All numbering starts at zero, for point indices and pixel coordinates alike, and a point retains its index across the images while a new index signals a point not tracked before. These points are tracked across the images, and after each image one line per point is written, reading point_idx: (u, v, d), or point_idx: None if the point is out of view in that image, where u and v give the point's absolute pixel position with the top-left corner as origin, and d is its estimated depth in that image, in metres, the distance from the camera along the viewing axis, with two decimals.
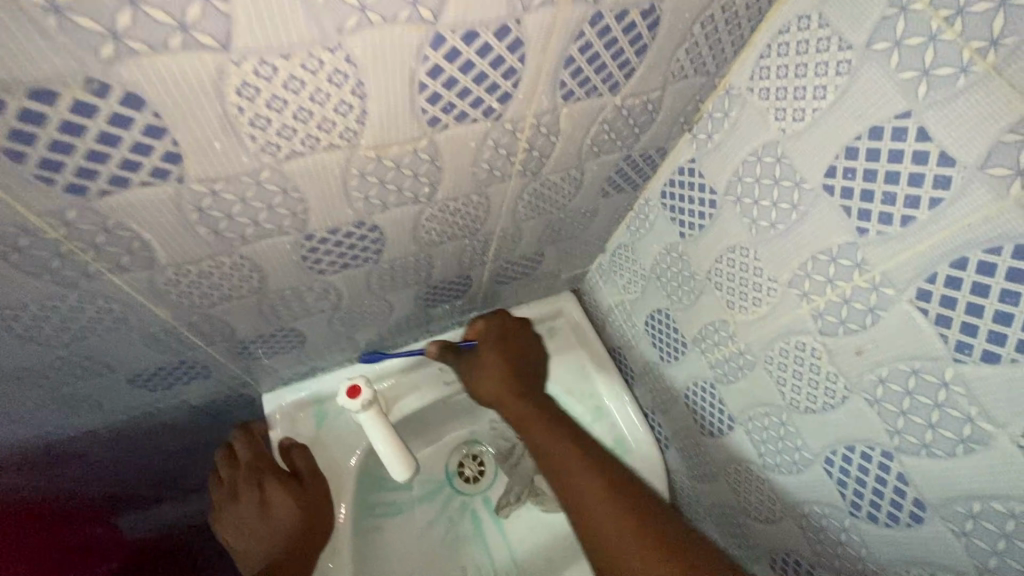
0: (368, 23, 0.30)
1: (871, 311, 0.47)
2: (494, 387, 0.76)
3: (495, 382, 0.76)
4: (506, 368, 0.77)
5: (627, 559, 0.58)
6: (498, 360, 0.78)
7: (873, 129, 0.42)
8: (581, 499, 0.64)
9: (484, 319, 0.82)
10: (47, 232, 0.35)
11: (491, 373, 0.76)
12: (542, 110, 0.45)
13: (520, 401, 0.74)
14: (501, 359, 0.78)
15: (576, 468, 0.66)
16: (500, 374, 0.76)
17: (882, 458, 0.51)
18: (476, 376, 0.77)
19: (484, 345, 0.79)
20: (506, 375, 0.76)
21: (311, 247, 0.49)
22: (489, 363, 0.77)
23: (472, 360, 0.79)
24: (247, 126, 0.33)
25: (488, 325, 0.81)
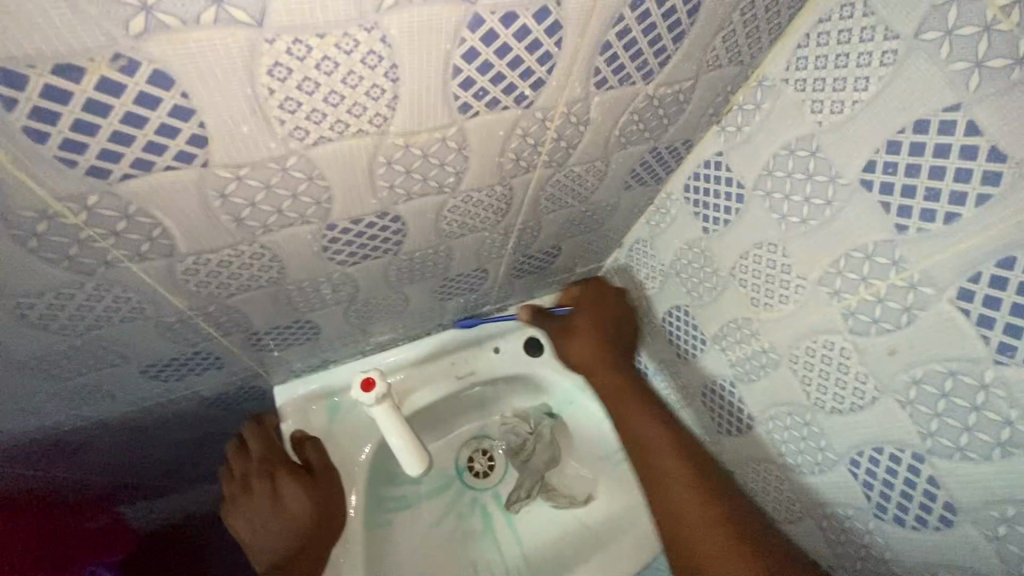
0: (406, 1, 0.29)
1: (907, 310, 0.45)
2: (588, 353, 0.81)
3: (596, 350, 0.81)
4: (608, 339, 0.82)
5: (687, 501, 0.66)
6: (587, 326, 0.82)
7: (919, 122, 0.40)
8: (647, 449, 0.72)
9: (563, 285, 0.88)
10: (66, 217, 0.34)
11: (592, 338, 0.81)
12: (573, 99, 0.44)
13: (614, 369, 0.80)
14: (598, 327, 0.82)
15: (651, 427, 0.73)
16: (592, 340, 0.81)
17: (913, 460, 0.49)
18: (575, 341, 0.82)
19: (584, 311, 0.84)
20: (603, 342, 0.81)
21: (332, 237, 0.48)
22: (592, 330, 0.82)
23: (566, 326, 0.84)
24: (276, 109, 0.32)
25: (585, 291, 0.87)
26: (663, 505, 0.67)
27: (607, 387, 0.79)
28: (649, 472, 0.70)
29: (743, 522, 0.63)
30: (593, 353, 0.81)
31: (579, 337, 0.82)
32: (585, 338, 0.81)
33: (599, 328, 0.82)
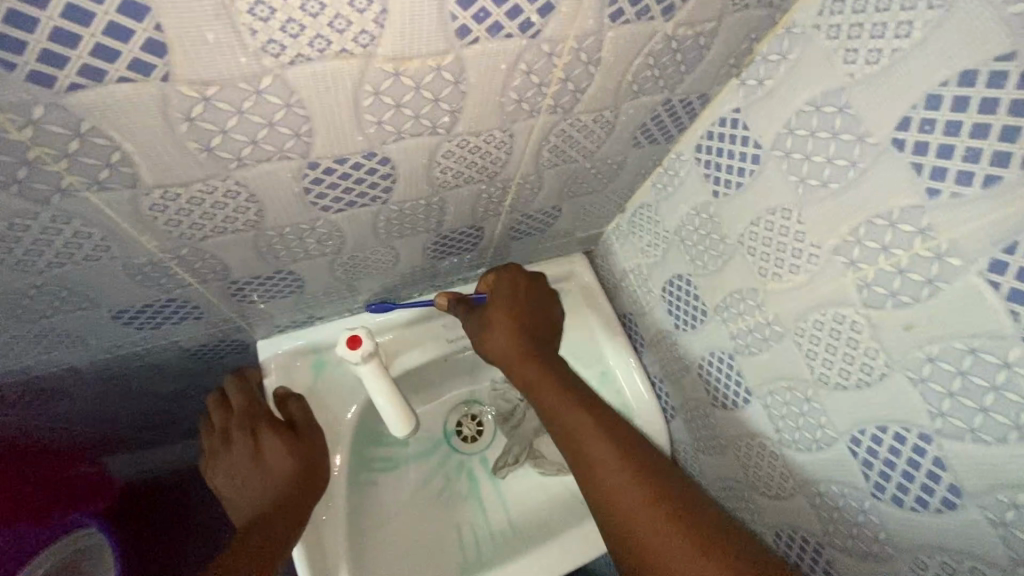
0: None
1: (929, 283, 0.42)
2: (506, 350, 0.73)
3: (513, 344, 0.73)
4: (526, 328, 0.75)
5: (628, 505, 0.58)
6: (501, 318, 0.74)
7: (965, 73, 0.37)
8: (579, 448, 0.64)
9: (495, 270, 0.79)
10: (10, 132, 0.30)
11: (510, 332, 0.73)
12: (585, 32, 0.39)
13: (532, 364, 0.72)
14: (512, 316, 0.74)
15: (581, 420, 0.66)
16: (506, 333, 0.73)
17: (919, 441, 0.47)
18: (489, 330, 0.74)
19: (496, 302, 0.75)
20: (518, 339, 0.73)
21: (316, 179, 0.44)
22: (503, 324, 0.74)
23: (480, 318, 0.76)
24: (246, 13, 0.28)
25: (500, 279, 0.77)
26: (598, 502, 0.61)
27: (529, 385, 0.71)
28: (587, 486, 0.62)
29: (705, 525, 0.55)
30: (508, 347, 0.73)
31: (488, 333, 0.74)
32: (495, 334, 0.73)
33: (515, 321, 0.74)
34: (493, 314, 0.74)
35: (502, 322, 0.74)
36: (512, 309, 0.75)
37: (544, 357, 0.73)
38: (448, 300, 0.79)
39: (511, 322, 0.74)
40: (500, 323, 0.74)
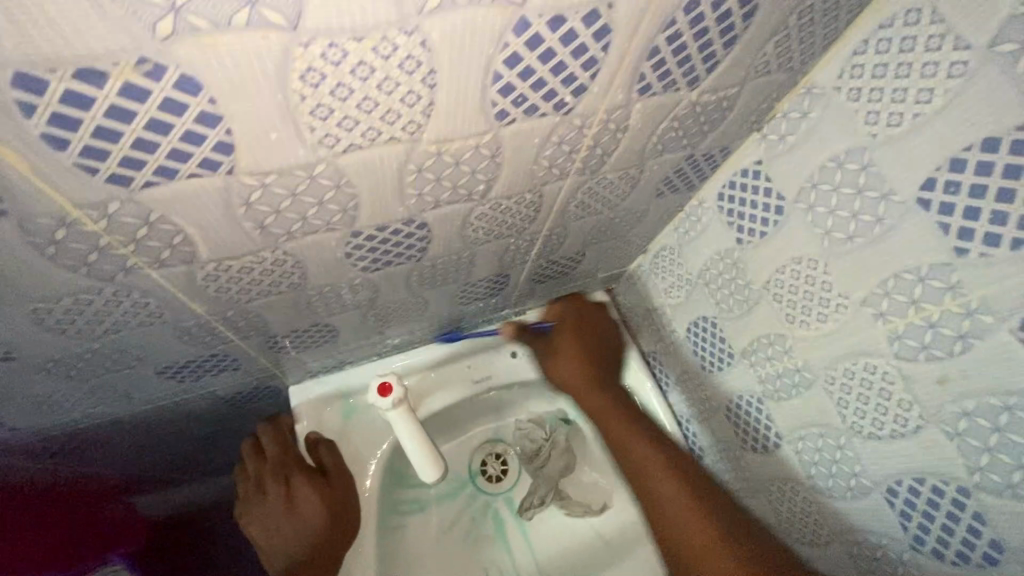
0: (450, 3, 0.27)
1: (962, 339, 0.43)
2: (572, 378, 0.79)
3: (580, 373, 0.79)
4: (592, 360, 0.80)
5: (683, 527, 0.63)
6: (569, 349, 0.80)
7: (988, 140, 0.38)
8: (632, 456, 0.71)
9: (563, 300, 0.86)
10: (86, 224, 0.32)
11: (579, 360, 0.79)
12: (614, 106, 0.41)
13: (599, 393, 0.77)
14: (576, 343, 0.81)
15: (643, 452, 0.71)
16: (581, 366, 0.79)
17: (958, 494, 0.47)
18: (558, 359, 0.80)
19: (569, 332, 0.82)
20: (589, 365, 0.79)
21: (357, 244, 0.46)
22: (568, 353, 0.80)
23: (550, 348, 0.82)
24: (307, 115, 0.30)
25: (565, 310, 0.85)
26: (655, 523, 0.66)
27: (584, 402, 0.78)
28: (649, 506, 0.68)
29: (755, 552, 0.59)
30: (574, 375, 0.79)
31: (558, 361, 0.80)
32: (569, 363, 0.79)
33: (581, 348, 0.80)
34: (562, 347, 0.81)
35: (572, 348, 0.80)
36: (579, 339, 0.82)
37: (608, 381, 0.79)
38: (513, 330, 0.85)
39: (575, 349, 0.80)
40: (569, 352, 0.80)
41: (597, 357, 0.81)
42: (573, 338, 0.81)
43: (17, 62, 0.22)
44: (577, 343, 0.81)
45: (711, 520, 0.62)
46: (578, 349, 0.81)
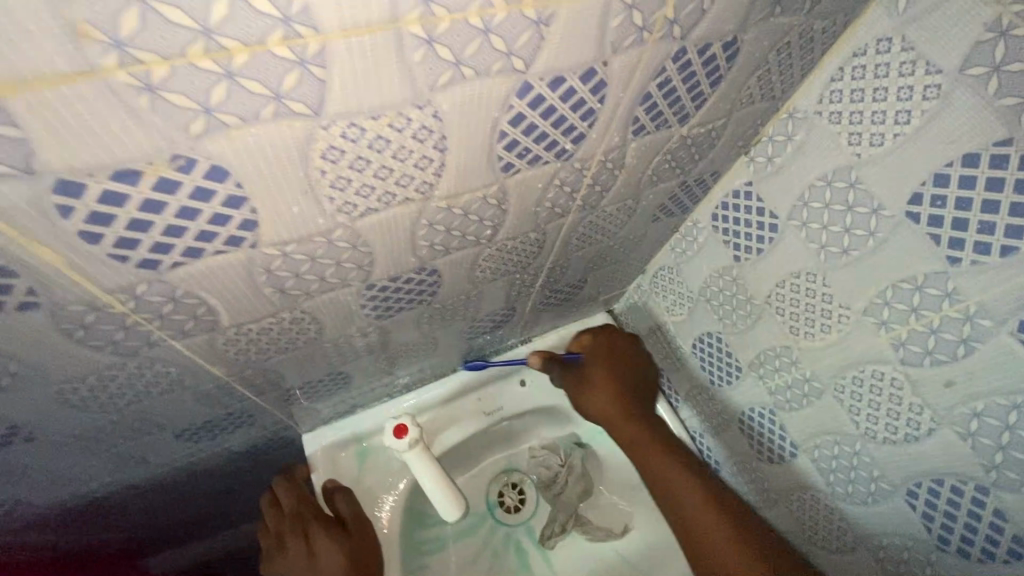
0: (460, 78, 0.28)
1: (963, 342, 0.44)
2: (609, 408, 0.74)
3: (614, 402, 0.74)
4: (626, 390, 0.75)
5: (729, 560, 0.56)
6: (603, 379, 0.76)
7: (967, 156, 0.40)
8: (665, 480, 0.66)
9: (591, 333, 0.84)
10: (114, 306, 0.33)
11: (610, 388, 0.75)
12: (611, 147, 0.43)
13: (633, 424, 0.72)
14: (614, 375, 0.77)
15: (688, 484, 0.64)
16: (609, 390, 0.75)
17: (977, 493, 0.48)
18: (597, 386, 0.76)
19: (601, 362, 0.79)
20: (620, 392, 0.75)
21: (371, 295, 0.47)
22: (609, 382, 0.76)
23: (581, 378, 0.79)
24: (327, 187, 0.31)
25: (596, 340, 0.82)
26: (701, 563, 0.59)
27: (619, 429, 0.73)
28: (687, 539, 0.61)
29: None
30: (613, 406, 0.74)
31: (595, 391, 0.76)
32: (597, 393, 0.75)
33: (616, 377, 0.76)
34: (592, 376, 0.77)
35: (612, 378, 0.76)
36: (612, 364, 0.78)
37: (642, 414, 0.74)
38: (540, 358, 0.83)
39: (610, 377, 0.76)
40: (603, 383, 0.76)
41: (621, 375, 0.77)
42: (597, 368, 0.78)
43: (58, 170, 0.23)
44: (619, 376, 0.77)
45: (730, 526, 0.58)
46: (613, 377, 0.77)
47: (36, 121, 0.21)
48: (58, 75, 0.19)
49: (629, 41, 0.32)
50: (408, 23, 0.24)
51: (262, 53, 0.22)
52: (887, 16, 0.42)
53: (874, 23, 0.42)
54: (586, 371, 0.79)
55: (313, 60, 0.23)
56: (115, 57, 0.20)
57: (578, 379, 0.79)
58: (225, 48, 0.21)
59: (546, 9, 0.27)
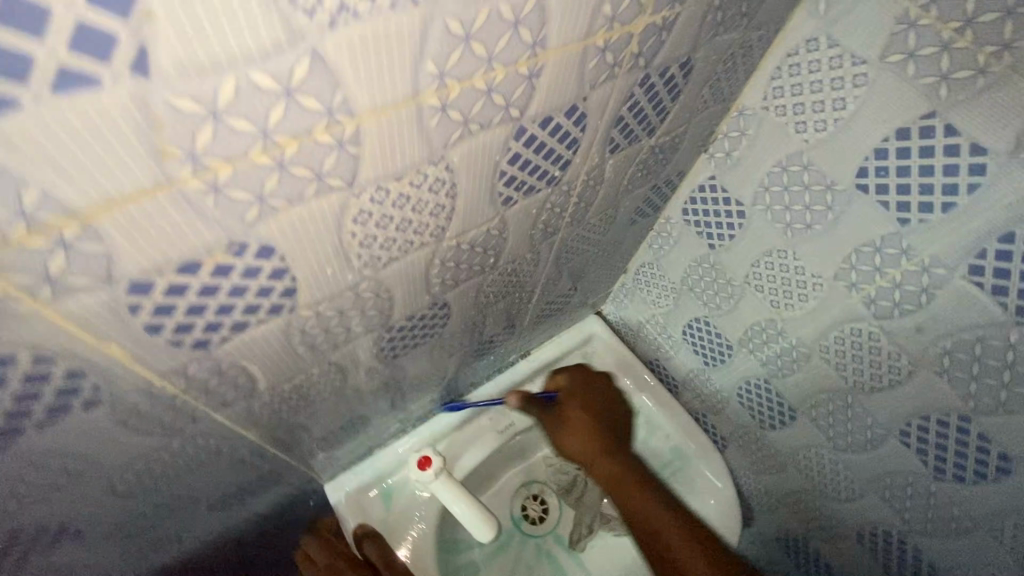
0: (468, 133, 0.32)
1: (925, 291, 0.50)
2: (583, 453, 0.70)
3: (588, 444, 0.70)
4: (604, 429, 0.71)
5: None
6: (583, 424, 0.72)
7: (900, 130, 0.45)
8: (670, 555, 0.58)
9: (567, 371, 0.80)
10: (167, 389, 0.35)
11: (589, 434, 0.70)
12: (593, 166, 0.47)
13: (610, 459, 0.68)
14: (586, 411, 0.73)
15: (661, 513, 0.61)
16: (584, 429, 0.71)
17: (961, 422, 0.53)
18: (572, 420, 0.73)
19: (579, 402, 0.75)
20: (595, 435, 0.70)
21: (390, 337, 0.50)
22: (581, 425, 0.72)
23: (562, 423, 0.73)
24: (356, 246, 0.34)
25: (574, 376, 0.79)
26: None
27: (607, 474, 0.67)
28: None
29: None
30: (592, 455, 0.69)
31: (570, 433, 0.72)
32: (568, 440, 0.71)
33: (589, 415, 0.73)
34: (571, 413, 0.74)
35: (586, 417, 0.73)
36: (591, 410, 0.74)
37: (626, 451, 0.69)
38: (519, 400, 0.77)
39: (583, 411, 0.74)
40: (581, 427, 0.71)
41: (600, 415, 0.74)
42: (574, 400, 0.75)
43: (132, 273, 0.25)
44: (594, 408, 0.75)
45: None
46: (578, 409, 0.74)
47: (120, 234, 0.23)
48: (142, 191, 0.22)
49: (604, 77, 0.36)
50: (427, 96, 0.27)
51: (309, 142, 0.25)
52: (812, 19, 0.47)
53: (801, 26, 0.48)
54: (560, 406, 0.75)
55: (349, 140, 0.26)
56: (189, 167, 0.22)
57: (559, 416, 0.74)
58: (279, 143, 0.24)
59: (537, 64, 0.31)
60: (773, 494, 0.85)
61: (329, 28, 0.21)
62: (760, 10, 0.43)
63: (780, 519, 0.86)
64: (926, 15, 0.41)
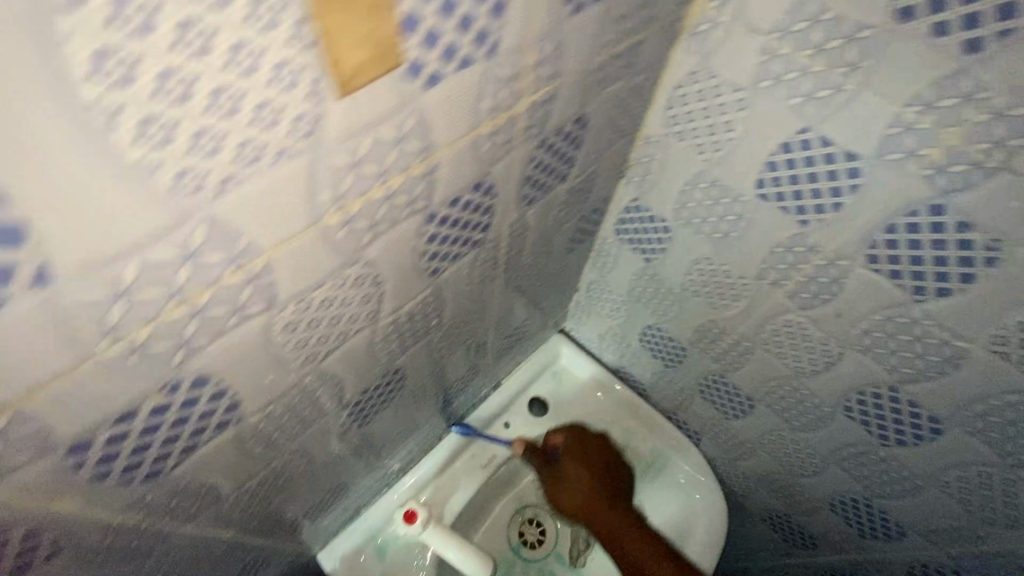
0: (378, 232, 0.34)
1: (835, 280, 0.54)
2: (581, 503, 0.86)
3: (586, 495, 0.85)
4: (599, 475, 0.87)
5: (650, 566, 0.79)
6: (579, 479, 0.86)
7: (783, 145, 0.49)
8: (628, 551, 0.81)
9: (566, 431, 0.89)
10: (130, 520, 0.36)
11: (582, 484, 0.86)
12: (513, 220, 0.50)
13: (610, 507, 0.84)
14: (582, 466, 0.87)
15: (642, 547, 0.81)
16: (585, 482, 0.86)
17: (892, 393, 0.57)
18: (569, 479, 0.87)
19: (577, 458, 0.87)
20: (593, 486, 0.86)
21: (350, 411, 0.52)
22: (586, 476, 0.86)
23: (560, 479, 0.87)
24: (292, 350, 0.36)
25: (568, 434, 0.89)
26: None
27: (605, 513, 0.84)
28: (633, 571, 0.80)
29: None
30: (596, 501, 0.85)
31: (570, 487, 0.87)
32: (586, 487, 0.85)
33: (587, 472, 0.86)
34: (569, 470, 0.87)
35: (581, 471, 0.86)
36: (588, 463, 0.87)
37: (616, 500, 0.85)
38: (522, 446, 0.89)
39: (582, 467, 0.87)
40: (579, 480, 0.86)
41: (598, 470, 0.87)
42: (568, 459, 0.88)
43: (73, 434, 0.27)
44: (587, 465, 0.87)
45: (669, 560, 0.79)
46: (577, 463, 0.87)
47: (55, 406, 0.25)
48: (67, 368, 0.24)
49: (501, 151, 0.39)
50: (329, 216, 0.29)
51: (221, 287, 0.28)
52: (688, 55, 0.51)
53: (681, 62, 0.51)
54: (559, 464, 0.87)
55: (259, 273, 0.29)
56: (108, 338, 0.25)
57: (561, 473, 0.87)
58: (189, 294, 0.27)
59: (427, 163, 0.33)
60: (751, 478, 0.89)
61: (215, 199, 0.24)
62: (638, 60, 0.46)
63: (762, 500, 0.90)
64: (782, 45, 0.44)
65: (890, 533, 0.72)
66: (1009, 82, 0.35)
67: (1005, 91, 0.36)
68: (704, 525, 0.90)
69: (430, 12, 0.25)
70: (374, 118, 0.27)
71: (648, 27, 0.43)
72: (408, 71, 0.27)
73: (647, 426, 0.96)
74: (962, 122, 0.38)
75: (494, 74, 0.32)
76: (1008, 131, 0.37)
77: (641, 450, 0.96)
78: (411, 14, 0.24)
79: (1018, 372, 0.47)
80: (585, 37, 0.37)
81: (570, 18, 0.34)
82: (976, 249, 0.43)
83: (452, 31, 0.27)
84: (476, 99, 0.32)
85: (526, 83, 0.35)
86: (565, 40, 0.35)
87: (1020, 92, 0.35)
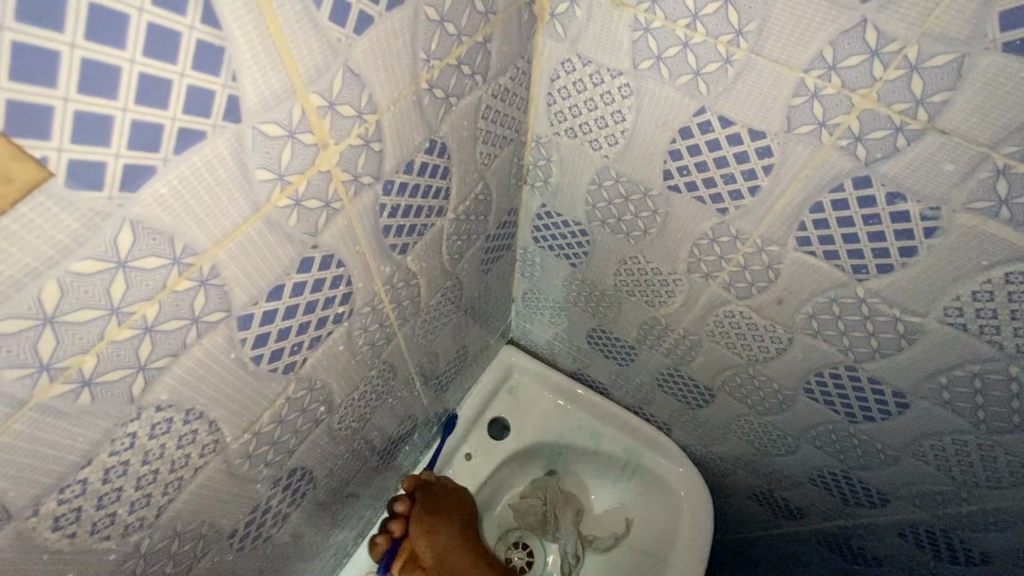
0: (157, 372, 0.26)
1: (770, 267, 0.47)
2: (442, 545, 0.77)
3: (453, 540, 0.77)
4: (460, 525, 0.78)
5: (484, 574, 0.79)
6: (428, 528, 0.76)
7: (681, 130, 0.41)
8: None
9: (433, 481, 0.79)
10: None
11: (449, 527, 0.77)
12: (386, 276, 0.41)
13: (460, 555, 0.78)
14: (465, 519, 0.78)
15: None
16: (453, 545, 0.77)
17: (850, 371, 0.51)
18: (424, 544, 0.76)
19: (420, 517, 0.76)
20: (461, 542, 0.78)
21: (243, 533, 0.44)
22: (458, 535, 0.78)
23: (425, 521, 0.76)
24: (89, 536, 0.28)
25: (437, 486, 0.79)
26: None
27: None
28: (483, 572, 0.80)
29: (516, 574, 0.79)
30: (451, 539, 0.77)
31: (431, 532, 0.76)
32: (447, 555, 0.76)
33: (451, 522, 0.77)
34: (439, 522, 0.76)
35: (453, 529, 0.77)
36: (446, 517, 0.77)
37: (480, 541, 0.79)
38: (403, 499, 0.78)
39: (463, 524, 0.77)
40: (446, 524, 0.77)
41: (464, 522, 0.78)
42: (448, 510, 0.77)
43: None
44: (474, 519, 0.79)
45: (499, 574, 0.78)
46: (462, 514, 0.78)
47: None
48: None
49: (323, 219, 0.30)
50: (46, 392, 0.21)
51: None
52: (554, 41, 0.42)
53: (549, 50, 0.42)
54: (422, 519, 0.77)
55: None
56: None
57: (421, 532, 0.76)
58: None
59: (203, 267, 0.24)
60: (729, 461, 0.83)
61: None
62: (488, 61, 0.37)
63: (743, 480, 0.85)
64: (654, 18, 0.36)
65: (875, 500, 0.67)
66: (918, 29, 0.28)
67: (915, 40, 0.29)
68: (688, 514, 0.83)
69: (65, 92, 0.16)
70: (50, 255, 0.19)
71: (485, 21, 0.34)
72: (76, 180, 0.18)
73: (615, 424, 0.89)
74: (873, 84, 0.31)
75: (256, 137, 0.23)
76: (926, 88, 0.30)
77: (613, 452, 0.89)
78: (24, 105, 0.16)
79: (980, 342, 0.41)
80: (390, 56, 0.28)
81: (354, 39, 0.25)
82: (912, 220, 0.36)
83: (133, 107, 0.18)
84: (242, 175, 0.24)
85: (323, 133, 0.26)
86: (360, 66, 0.26)
87: (932, 39, 0.28)
